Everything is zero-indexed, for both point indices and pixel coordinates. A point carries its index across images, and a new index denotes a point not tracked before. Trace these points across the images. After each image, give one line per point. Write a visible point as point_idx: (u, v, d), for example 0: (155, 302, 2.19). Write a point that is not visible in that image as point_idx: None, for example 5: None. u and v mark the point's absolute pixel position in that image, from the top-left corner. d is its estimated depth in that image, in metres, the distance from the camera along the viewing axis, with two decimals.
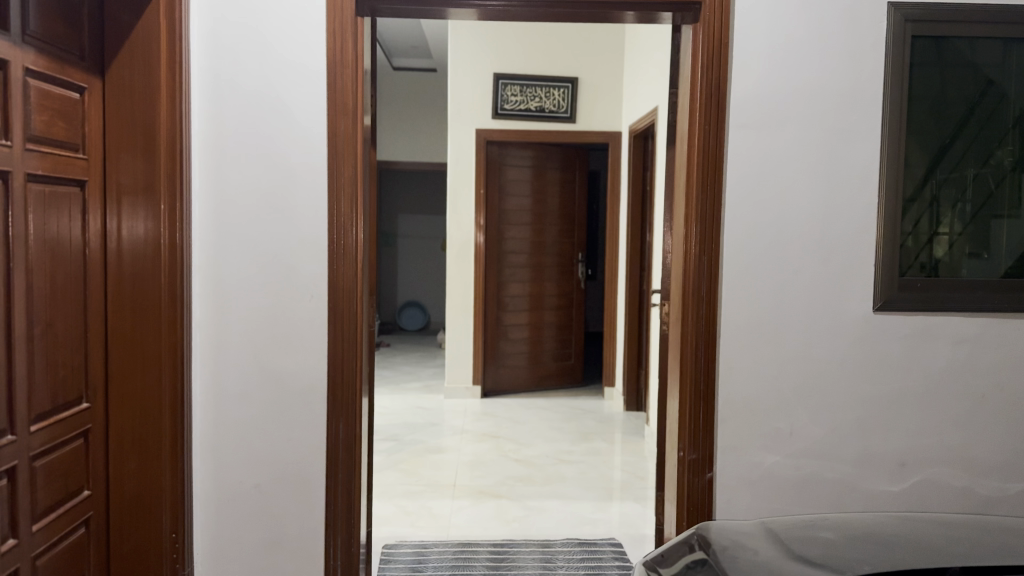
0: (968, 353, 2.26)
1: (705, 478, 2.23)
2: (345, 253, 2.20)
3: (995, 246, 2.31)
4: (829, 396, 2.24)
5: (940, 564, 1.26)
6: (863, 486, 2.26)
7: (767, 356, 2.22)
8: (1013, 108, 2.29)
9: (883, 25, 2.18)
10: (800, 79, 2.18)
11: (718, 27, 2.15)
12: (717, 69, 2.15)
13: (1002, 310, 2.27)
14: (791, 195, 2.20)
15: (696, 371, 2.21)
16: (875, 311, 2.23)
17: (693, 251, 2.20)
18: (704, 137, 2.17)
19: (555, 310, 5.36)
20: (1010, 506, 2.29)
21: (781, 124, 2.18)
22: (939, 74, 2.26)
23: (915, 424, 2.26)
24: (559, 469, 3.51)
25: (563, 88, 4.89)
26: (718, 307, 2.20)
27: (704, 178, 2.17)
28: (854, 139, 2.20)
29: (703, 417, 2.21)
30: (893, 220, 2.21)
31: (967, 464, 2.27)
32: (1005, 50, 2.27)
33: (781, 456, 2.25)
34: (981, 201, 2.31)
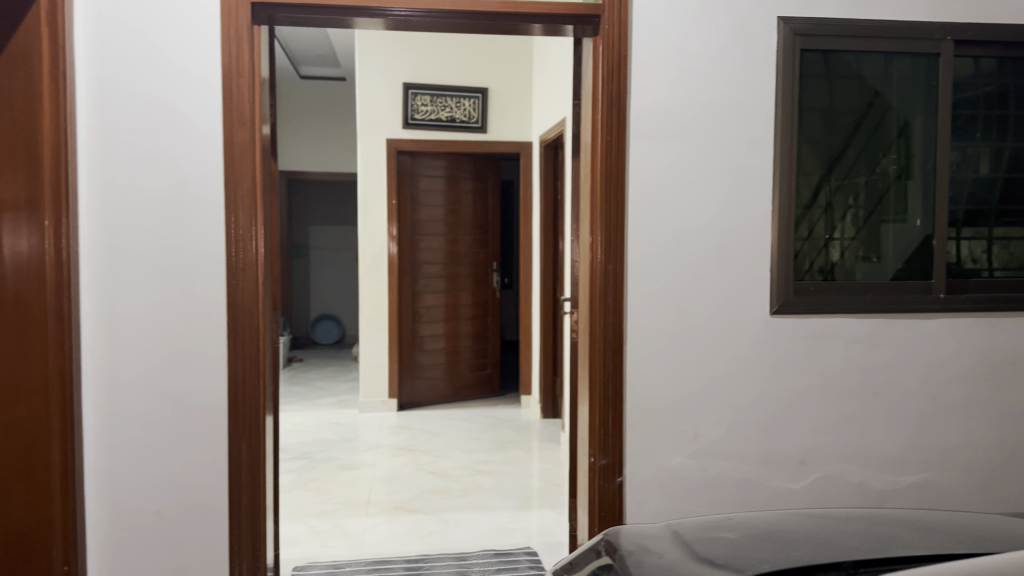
0: (860, 352, 2.34)
1: (615, 483, 2.25)
2: (245, 268, 2.13)
3: (885, 250, 2.44)
4: (732, 398, 2.30)
5: (834, 561, 1.28)
6: (765, 484, 2.32)
7: (672, 361, 2.27)
8: (896, 119, 2.42)
9: (774, 39, 2.26)
10: (697, 90, 2.23)
11: (617, 41, 2.18)
12: (618, 81, 2.19)
13: (890, 311, 2.36)
14: (691, 203, 2.25)
15: (605, 378, 2.24)
16: (772, 314, 2.30)
17: (599, 259, 2.22)
18: (607, 148, 2.19)
19: (471, 319, 5.34)
20: (904, 498, 2.38)
21: (679, 134, 2.23)
22: (828, 86, 2.36)
23: (815, 422, 2.33)
24: (476, 479, 3.49)
25: (473, 99, 4.89)
26: (625, 315, 2.23)
27: (607, 188, 2.20)
28: (750, 148, 2.27)
29: (612, 423, 2.24)
30: (787, 226, 2.29)
31: (863, 459, 2.36)
32: (887, 63, 2.38)
33: (688, 459, 2.29)
34: (871, 207, 2.43)
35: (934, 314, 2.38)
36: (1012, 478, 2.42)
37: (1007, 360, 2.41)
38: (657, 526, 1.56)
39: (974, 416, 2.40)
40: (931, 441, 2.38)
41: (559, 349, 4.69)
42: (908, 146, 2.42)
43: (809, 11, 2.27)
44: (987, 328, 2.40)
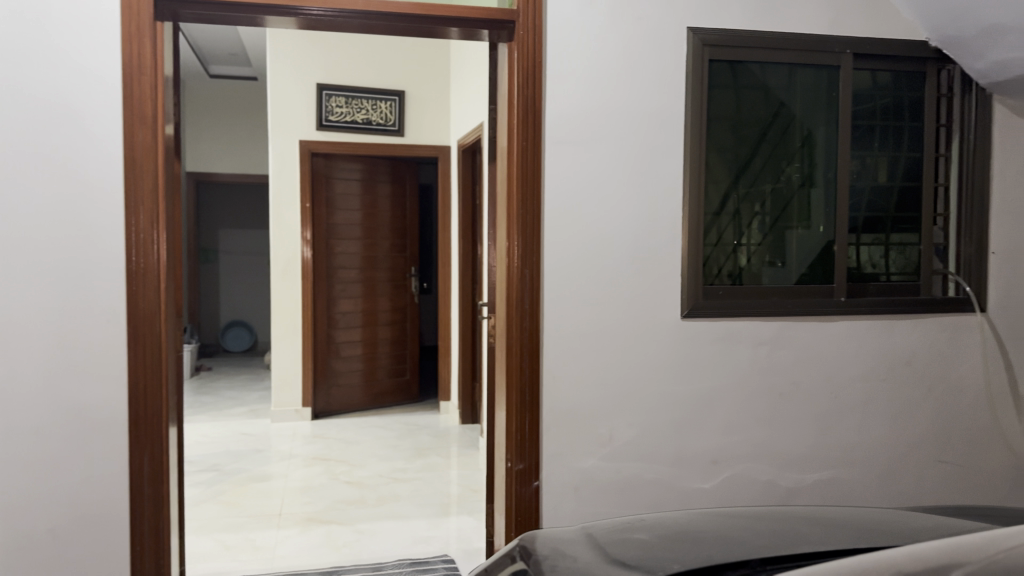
0: (767, 354, 2.41)
1: (532, 487, 2.25)
2: (146, 273, 2.03)
3: (790, 255, 2.55)
4: (644, 402, 2.33)
5: (742, 558, 1.30)
6: (677, 485, 2.36)
7: (587, 365, 2.28)
8: (800, 130, 2.52)
9: (684, 48, 2.31)
10: (610, 98, 2.26)
11: (532, 48, 2.18)
12: (533, 88, 2.19)
13: (796, 314, 2.43)
14: (604, 209, 2.27)
15: (522, 383, 2.23)
16: (683, 318, 2.35)
17: (515, 265, 2.22)
18: (523, 154, 2.19)
19: (389, 325, 5.28)
20: (809, 495, 2.46)
21: (593, 142, 2.25)
22: (735, 95, 2.44)
23: (724, 422, 2.39)
24: (392, 488, 3.43)
25: (390, 101, 4.83)
26: (541, 320, 2.24)
27: (524, 194, 2.20)
28: (661, 156, 2.31)
29: (529, 428, 2.24)
30: (697, 232, 2.34)
31: (770, 458, 2.42)
32: (790, 75, 2.47)
33: (602, 461, 2.31)
34: (777, 214, 2.53)
35: (836, 317, 2.46)
36: (908, 473, 2.53)
37: (904, 360, 2.51)
38: (571, 530, 1.56)
39: (873, 414, 2.49)
40: (833, 439, 2.47)
41: (477, 353, 4.67)
42: (811, 156, 2.53)
43: (717, 22, 2.33)
44: (885, 330, 2.49)
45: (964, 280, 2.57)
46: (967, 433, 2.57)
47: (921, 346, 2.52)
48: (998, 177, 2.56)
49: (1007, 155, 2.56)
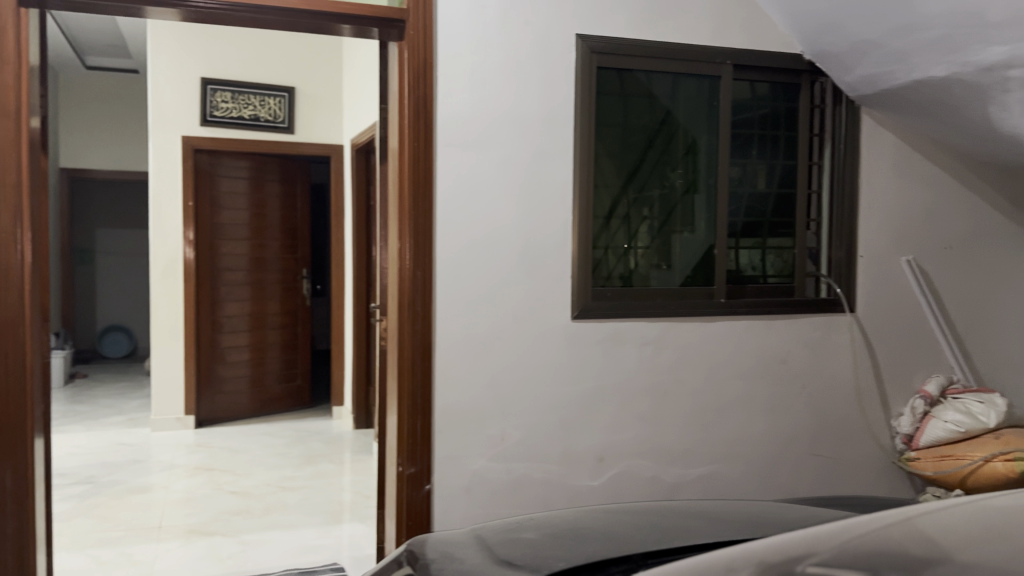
0: (652, 354, 2.48)
1: (423, 491, 2.24)
2: (7, 275, 1.90)
3: (675, 258, 2.65)
4: (534, 402, 2.36)
5: (625, 553, 1.34)
6: (566, 483, 2.40)
7: (478, 368, 2.29)
8: (684, 138, 2.63)
9: (572, 55, 2.34)
10: (500, 101, 2.27)
11: (422, 48, 2.18)
12: (424, 88, 2.18)
13: (680, 315, 2.51)
14: (496, 212, 2.28)
15: (414, 386, 2.22)
16: (574, 319, 2.39)
17: (407, 266, 2.20)
18: (414, 155, 2.18)
19: (278, 329, 5.14)
20: (692, 489, 2.54)
21: (484, 144, 2.26)
22: (623, 102, 2.53)
23: (612, 421, 2.44)
24: (281, 497, 3.34)
25: (279, 97, 4.71)
26: (434, 323, 2.23)
27: (415, 196, 2.19)
28: (552, 159, 2.34)
29: (421, 432, 2.23)
30: (587, 236, 2.39)
31: (655, 454, 2.50)
32: (674, 84, 2.57)
33: (494, 462, 2.32)
34: (664, 218, 2.64)
35: (718, 317, 2.55)
36: (784, 467, 2.66)
37: (780, 359, 2.63)
38: (462, 532, 1.56)
39: (752, 410, 2.60)
40: (715, 435, 2.56)
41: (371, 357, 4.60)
42: (695, 163, 2.64)
43: (604, 29, 2.38)
44: (764, 329, 2.60)
45: (834, 281, 2.71)
46: (837, 428, 2.72)
47: (796, 345, 2.64)
48: (865, 185, 2.70)
49: (874, 165, 2.71)
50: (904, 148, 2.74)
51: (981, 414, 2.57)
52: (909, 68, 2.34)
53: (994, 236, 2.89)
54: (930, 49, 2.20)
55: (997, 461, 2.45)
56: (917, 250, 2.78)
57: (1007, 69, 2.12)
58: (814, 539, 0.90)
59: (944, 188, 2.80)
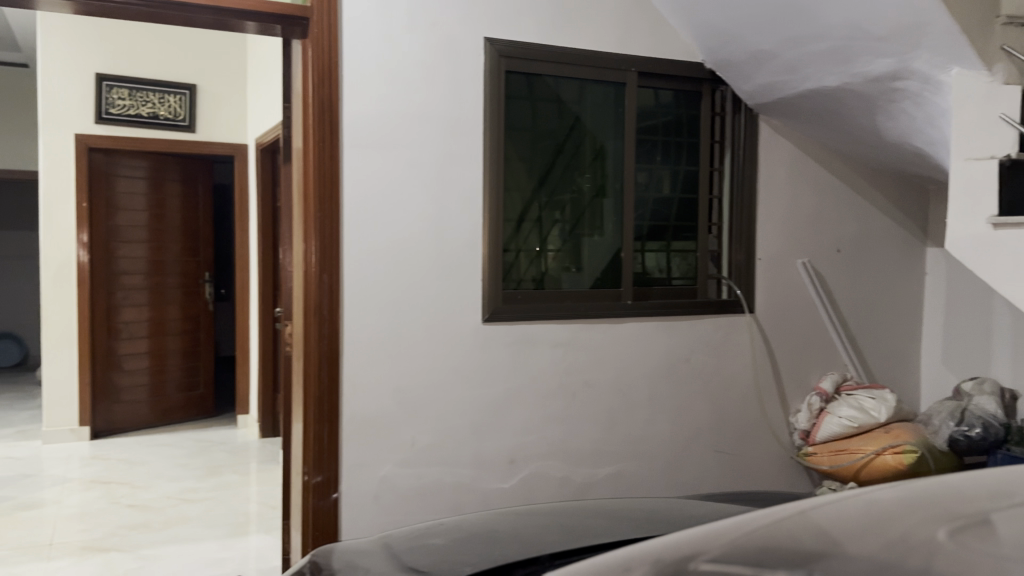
0: (562, 356, 2.50)
1: (331, 499, 2.19)
2: None
3: (584, 261, 2.70)
4: (444, 405, 2.34)
5: (532, 555, 1.34)
6: (477, 486, 2.40)
7: (386, 374, 2.25)
8: (592, 143, 2.67)
9: (479, 58, 2.34)
10: (407, 103, 2.25)
11: (327, 46, 2.13)
12: (329, 87, 2.13)
13: (589, 317, 2.53)
14: (404, 215, 2.26)
15: (320, 394, 2.16)
16: (484, 322, 2.38)
17: (313, 270, 2.14)
18: (319, 154, 2.13)
19: (180, 335, 4.95)
20: (601, 489, 2.58)
21: (391, 146, 2.23)
22: (531, 106, 2.55)
23: (522, 423, 2.45)
24: (182, 510, 3.22)
25: (180, 95, 4.54)
26: (341, 328, 2.18)
27: (320, 197, 2.13)
28: (461, 161, 2.33)
29: (328, 439, 2.18)
30: (496, 240, 2.40)
31: (565, 455, 2.52)
32: (582, 89, 2.60)
33: (403, 467, 2.29)
34: (574, 221, 2.69)
35: (625, 318, 2.59)
36: (689, 464, 2.73)
37: (685, 358, 2.69)
38: (370, 540, 1.54)
39: (658, 410, 2.66)
40: (623, 434, 2.60)
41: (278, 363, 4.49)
42: (603, 168, 2.68)
43: (512, 33, 2.38)
44: (669, 331, 2.66)
45: (734, 283, 2.79)
46: (738, 425, 2.81)
47: (699, 345, 2.71)
48: (763, 191, 2.79)
49: (771, 170, 2.81)
50: (799, 155, 2.85)
51: (873, 410, 2.68)
52: (805, 77, 2.43)
53: (883, 239, 3.04)
54: (823, 59, 2.29)
55: (888, 454, 2.57)
56: (812, 253, 2.89)
57: (892, 80, 2.23)
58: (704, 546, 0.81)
59: (837, 193, 2.93)
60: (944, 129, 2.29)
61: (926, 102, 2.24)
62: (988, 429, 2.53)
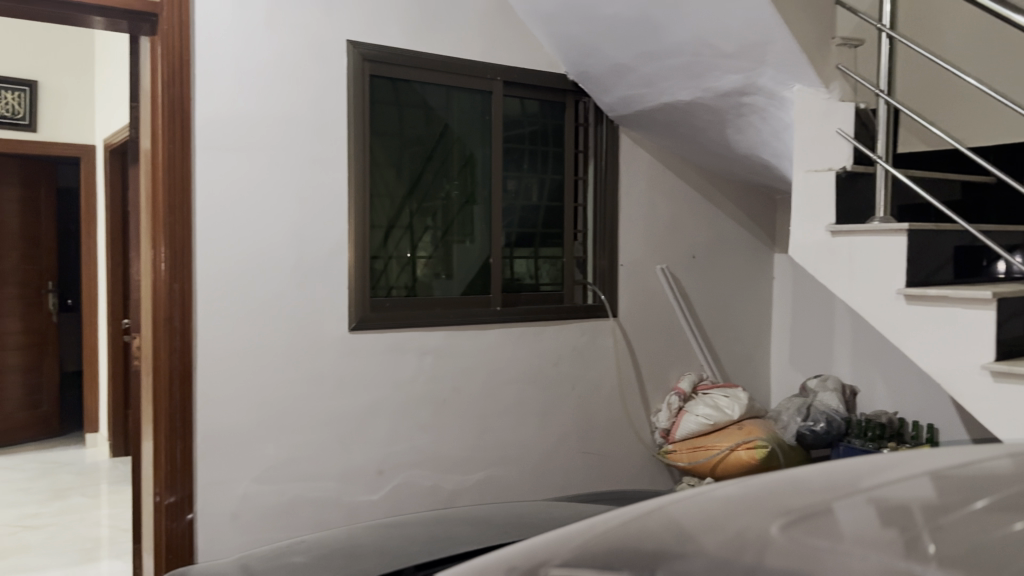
0: (431, 362, 2.49)
1: (185, 520, 2.09)
2: None
3: (454, 268, 2.67)
4: (308, 416, 2.28)
5: (395, 568, 1.33)
6: (343, 499, 2.34)
7: (245, 387, 2.17)
8: (460, 151, 2.64)
9: (342, 62, 2.30)
10: (266, 105, 2.18)
11: (178, 43, 2.03)
12: (180, 87, 2.04)
13: (456, 324, 2.53)
14: (263, 223, 2.18)
15: (171, 409, 2.06)
16: (350, 331, 2.34)
17: (164, 279, 2.04)
18: (170, 157, 2.03)
19: (18, 349, 4.60)
20: (470, 496, 2.58)
21: (249, 150, 2.15)
22: (397, 110, 2.49)
23: (389, 433, 2.42)
24: (21, 537, 2.98)
25: (19, 91, 4.22)
26: (194, 340, 2.08)
27: (171, 202, 2.03)
28: (323, 167, 2.28)
29: (181, 457, 2.07)
30: (363, 247, 2.36)
31: (434, 463, 2.50)
32: (448, 95, 2.58)
33: (263, 483, 2.21)
34: (444, 228, 2.64)
35: (493, 325, 2.61)
36: (557, 467, 2.77)
37: (551, 362, 2.74)
38: (229, 561, 1.47)
39: (526, 414, 2.69)
40: (492, 440, 2.62)
41: (129, 377, 4.25)
42: (470, 175, 2.67)
43: (375, 37, 2.35)
44: (535, 336, 2.70)
45: (599, 289, 2.87)
46: (604, 427, 2.88)
47: (565, 348, 2.77)
48: (625, 198, 2.89)
49: (632, 179, 2.90)
50: (657, 164, 2.97)
51: (727, 408, 2.81)
52: (660, 91, 2.52)
53: (735, 246, 3.21)
54: (678, 74, 2.39)
55: (741, 449, 2.68)
56: (670, 260, 3.01)
57: (740, 96, 2.35)
58: (550, 544, 0.68)
59: (693, 202, 3.06)
60: (787, 141, 2.44)
61: (771, 116, 2.38)
62: (831, 423, 2.72)
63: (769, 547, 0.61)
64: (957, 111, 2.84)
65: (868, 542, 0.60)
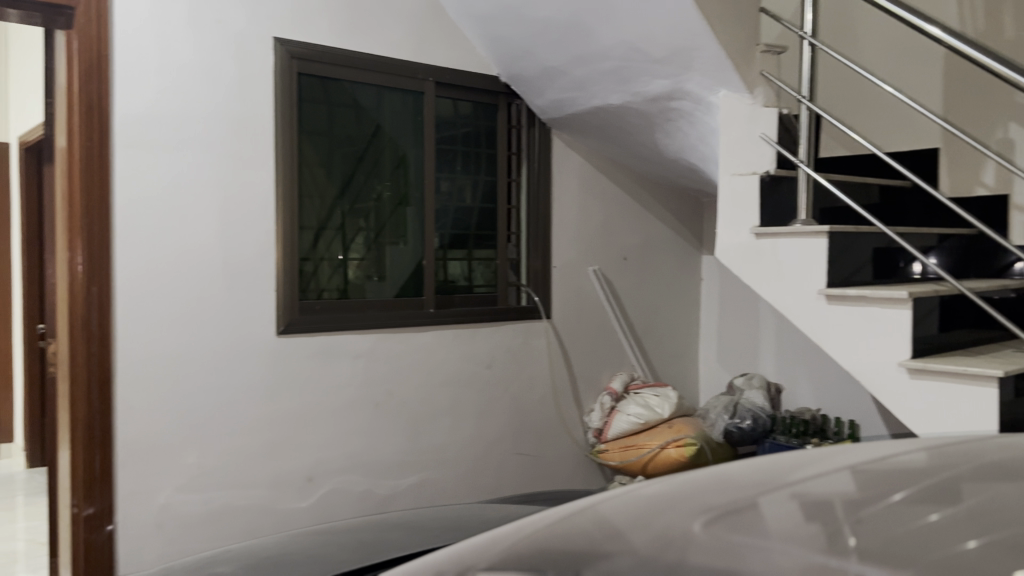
0: (363, 366, 2.46)
1: (105, 532, 2.02)
2: None
3: (386, 270, 2.65)
4: (235, 423, 2.23)
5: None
6: (272, 507, 2.30)
7: (168, 394, 2.11)
8: (392, 152, 2.63)
9: (269, 59, 2.25)
10: (190, 103, 2.12)
11: (96, 38, 1.96)
12: (98, 84, 1.97)
13: (388, 327, 2.51)
14: (187, 224, 2.12)
15: (89, 416, 1.99)
16: (278, 335, 2.30)
17: (81, 281, 1.97)
18: (86, 155, 1.96)
19: None
20: (403, 500, 2.56)
21: (172, 150, 2.09)
22: (327, 108, 2.45)
23: (320, 438, 2.38)
24: None
25: None
26: (113, 345, 2.01)
27: (88, 202, 1.96)
28: (250, 167, 2.23)
29: (100, 466, 2.00)
30: (290, 248, 2.32)
31: (366, 469, 2.48)
32: (379, 95, 2.56)
33: (188, 492, 2.16)
34: (376, 230, 2.62)
35: (425, 327, 2.59)
36: (491, 468, 2.77)
37: (485, 364, 2.74)
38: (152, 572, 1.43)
39: (460, 417, 2.68)
40: (426, 443, 2.60)
41: (45, 384, 4.09)
42: (402, 176, 2.66)
43: (302, 34, 2.31)
44: (469, 338, 2.70)
45: (532, 290, 2.88)
46: (537, 428, 2.90)
47: (499, 350, 2.77)
48: (557, 200, 2.91)
49: (564, 181, 2.93)
50: (589, 166, 3.00)
51: (657, 407, 2.86)
52: (591, 95, 2.55)
53: (665, 247, 3.27)
54: (608, 78, 2.41)
55: (670, 447, 2.73)
56: (602, 261, 3.05)
57: (668, 100, 2.39)
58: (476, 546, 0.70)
59: (624, 204, 3.10)
60: (713, 145, 2.49)
61: (698, 121, 2.43)
62: (756, 420, 2.80)
63: (690, 548, 0.63)
64: (875, 116, 2.95)
65: (785, 542, 0.63)
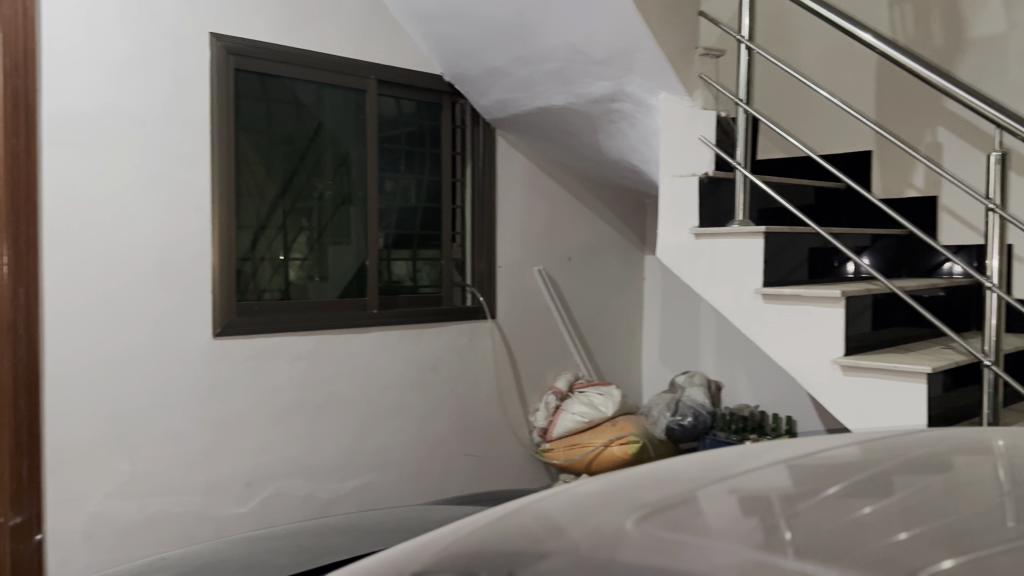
0: (305, 368, 2.43)
1: (33, 542, 1.95)
2: None
3: (329, 270, 2.63)
4: (171, 427, 2.18)
5: None
6: (209, 513, 2.26)
7: (100, 399, 2.05)
8: (333, 151, 2.60)
9: (205, 56, 2.21)
10: (122, 99, 2.06)
11: (22, 31, 1.88)
12: (24, 78, 1.89)
13: (330, 328, 2.48)
14: (119, 224, 2.07)
15: (16, 423, 1.91)
16: (214, 337, 2.25)
17: (6, 283, 1.89)
18: (11, 152, 1.88)
19: None
20: (345, 504, 2.53)
21: (103, 147, 2.04)
22: (265, 106, 2.42)
23: (259, 442, 2.34)
24: None
25: None
26: (41, 349, 1.95)
27: (14, 201, 1.89)
28: (185, 166, 2.18)
29: (27, 474, 1.94)
30: (228, 248, 2.28)
31: (307, 472, 2.45)
32: (319, 92, 2.53)
33: (121, 500, 2.10)
34: (318, 229, 2.59)
35: (369, 328, 2.57)
36: (435, 469, 2.76)
37: (430, 365, 2.73)
38: None
39: (404, 418, 2.66)
40: (369, 445, 2.58)
41: None
42: (343, 175, 2.63)
43: (239, 30, 2.27)
44: (414, 338, 2.68)
45: (477, 290, 2.88)
46: (482, 428, 2.90)
47: (444, 351, 2.77)
48: (501, 200, 2.91)
49: (509, 181, 2.94)
50: (533, 166, 3.01)
51: (601, 405, 2.89)
52: (534, 96, 2.55)
53: (608, 247, 3.30)
54: (550, 79, 2.42)
55: (614, 445, 2.75)
56: (546, 261, 3.07)
57: (609, 102, 2.42)
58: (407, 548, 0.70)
59: (567, 204, 3.12)
60: (653, 146, 2.53)
61: (638, 122, 2.46)
62: (698, 417, 2.83)
63: (623, 538, 0.64)
64: (810, 119, 3.02)
65: (716, 535, 0.64)
